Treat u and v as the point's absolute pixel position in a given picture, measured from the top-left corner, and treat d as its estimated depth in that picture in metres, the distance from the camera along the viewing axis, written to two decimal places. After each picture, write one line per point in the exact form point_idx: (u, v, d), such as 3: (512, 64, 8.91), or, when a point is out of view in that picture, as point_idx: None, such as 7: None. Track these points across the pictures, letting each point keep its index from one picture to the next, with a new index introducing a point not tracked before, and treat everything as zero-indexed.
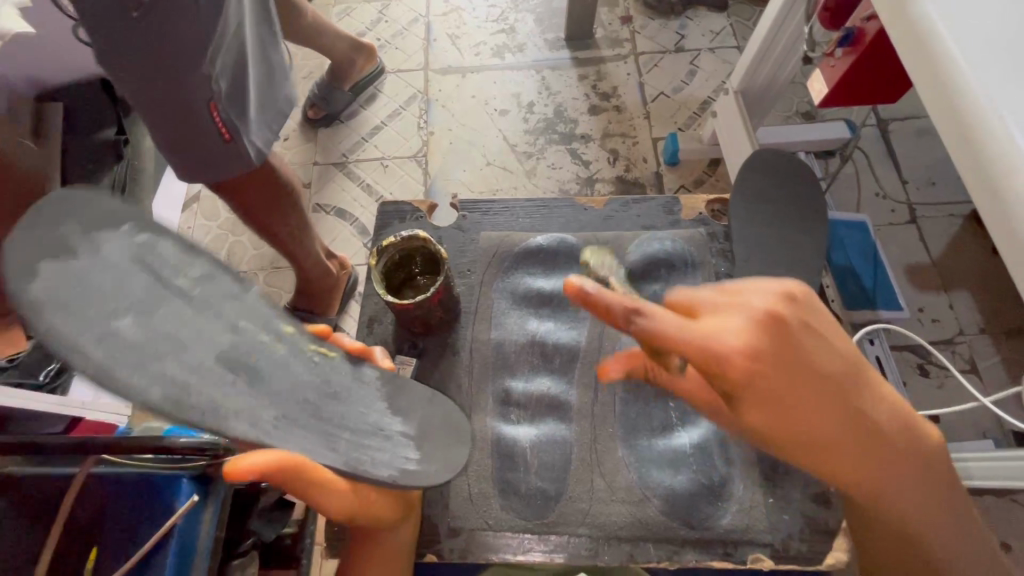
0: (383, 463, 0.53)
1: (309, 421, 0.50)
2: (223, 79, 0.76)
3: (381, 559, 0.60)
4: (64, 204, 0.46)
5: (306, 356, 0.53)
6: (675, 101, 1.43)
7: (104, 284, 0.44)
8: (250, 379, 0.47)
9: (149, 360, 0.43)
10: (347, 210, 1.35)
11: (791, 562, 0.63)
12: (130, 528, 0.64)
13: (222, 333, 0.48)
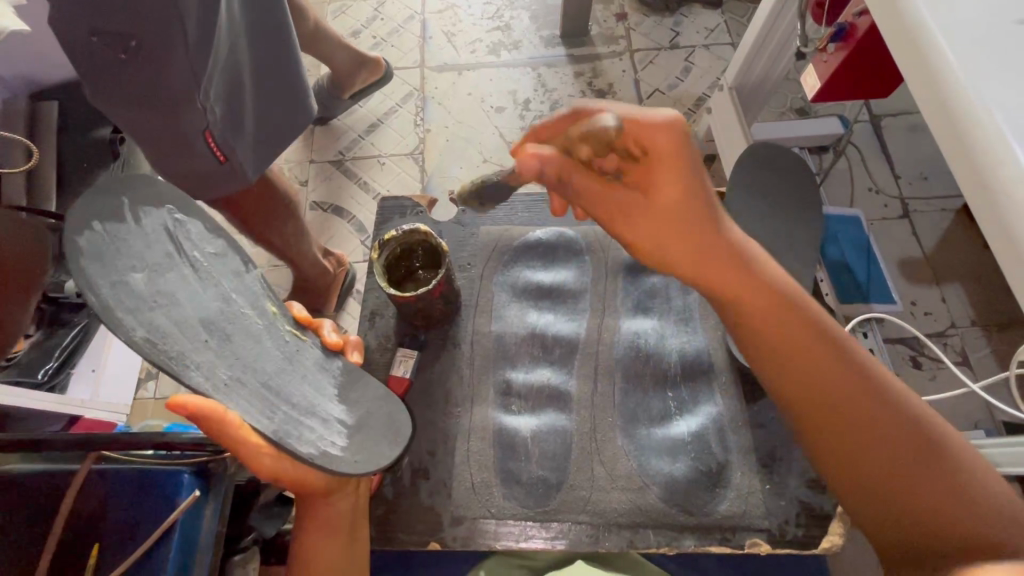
0: (306, 440, 0.54)
1: (256, 389, 0.54)
2: (218, 100, 0.73)
3: (324, 532, 0.58)
4: (124, 180, 0.53)
5: (280, 331, 0.61)
6: (670, 97, 1.44)
7: (135, 246, 0.51)
8: (220, 340, 0.53)
9: (148, 306, 0.49)
10: (345, 208, 1.35)
11: (788, 546, 0.64)
12: (134, 522, 0.65)
13: (213, 307, 0.55)
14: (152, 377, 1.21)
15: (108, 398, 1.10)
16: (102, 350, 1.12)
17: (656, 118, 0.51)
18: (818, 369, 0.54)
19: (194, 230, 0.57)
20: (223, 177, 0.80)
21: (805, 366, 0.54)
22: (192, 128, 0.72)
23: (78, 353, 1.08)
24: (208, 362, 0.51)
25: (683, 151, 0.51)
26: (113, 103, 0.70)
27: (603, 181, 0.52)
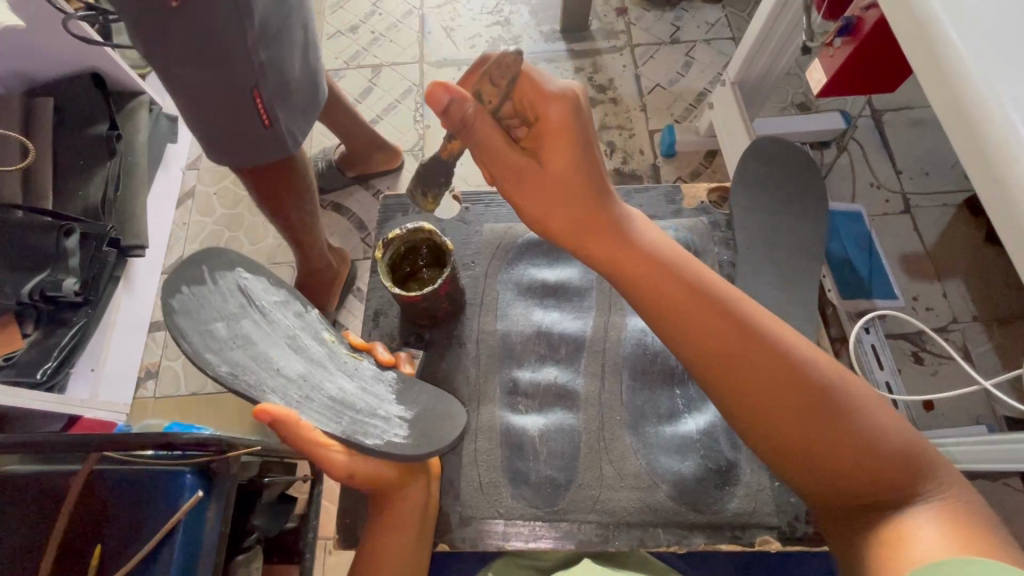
0: (372, 434, 0.58)
1: (324, 403, 0.60)
2: (270, 63, 0.76)
3: (396, 524, 0.59)
4: (206, 255, 0.61)
5: (338, 356, 0.66)
6: (671, 93, 1.43)
7: (214, 303, 0.59)
8: (291, 371, 0.60)
9: (228, 348, 0.57)
10: (345, 205, 1.34)
11: (797, 543, 0.64)
12: (135, 522, 0.64)
13: (283, 345, 0.62)
14: (151, 377, 1.20)
15: (108, 397, 1.11)
16: (102, 349, 1.11)
17: (551, 88, 0.54)
18: (714, 334, 0.54)
19: (264, 280, 0.64)
20: (268, 139, 0.82)
21: (702, 332, 0.55)
22: (243, 85, 0.74)
23: (77, 352, 1.05)
24: (280, 388, 0.57)
25: (570, 125, 0.55)
26: (164, 60, 0.71)
27: (497, 135, 0.54)
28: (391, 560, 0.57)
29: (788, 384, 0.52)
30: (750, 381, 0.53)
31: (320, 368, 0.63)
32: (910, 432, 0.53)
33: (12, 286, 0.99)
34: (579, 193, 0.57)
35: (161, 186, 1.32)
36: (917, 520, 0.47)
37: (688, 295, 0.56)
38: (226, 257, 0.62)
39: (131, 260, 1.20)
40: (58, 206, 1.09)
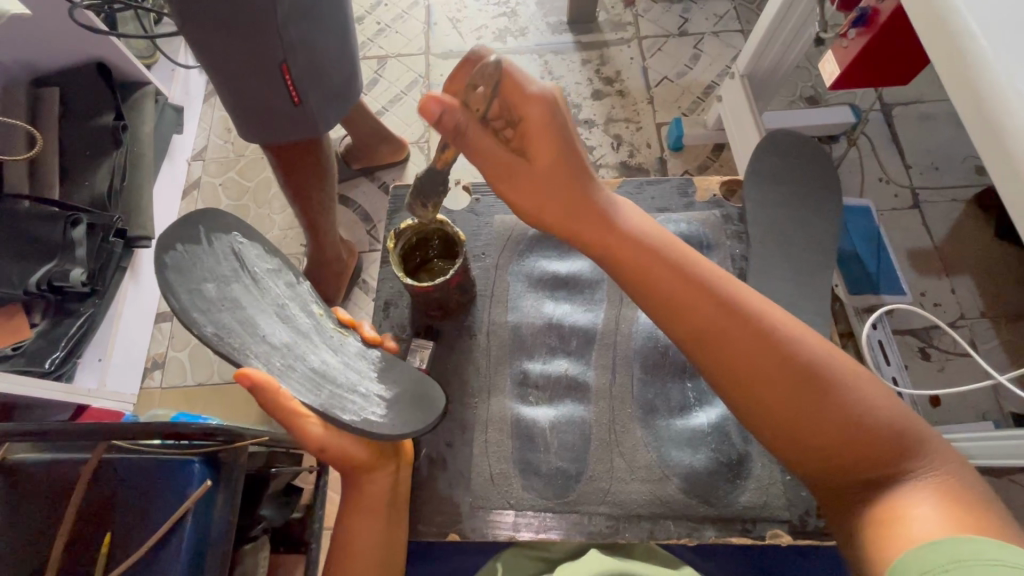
0: (349, 410, 0.56)
1: (306, 373, 0.58)
2: (303, 40, 0.76)
3: (367, 510, 0.58)
4: (201, 215, 0.60)
5: (325, 330, 0.65)
6: (678, 85, 1.42)
7: (207, 263, 0.58)
8: (277, 339, 0.59)
9: (219, 310, 0.56)
10: (350, 197, 1.33)
11: (809, 537, 0.64)
12: (144, 511, 0.65)
13: (273, 315, 0.61)
14: (157, 367, 1.21)
15: (115, 387, 1.11)
16: (108, 339, 1.11)
17: (530, 88, 0.52)
18: (702, 318, 0.54)
19: (258, 249, 0.64)
20: (295, 120, 0.83)
21: (690, 315, 0.55)
22: (273, 62, 0.75)
23: (85, 342, 1.05)
24: (262, 352, 0.56)
25: (553, 121, 0.54)
26: (198, 35, 0.72)
27: (483, 141, 0.53)
28: (363, 549, 0.57)
29: (777, 365, 0.52)
30: (738, 363, 0.53)
31: (313, 338, 0.63)
32: (903, 409, 0.52)
33: (19, 276, 0.98)
34: (563, 187, 0.56)
35: (167, 177, 1.32)
36: (912, 499, 0.47)
37: (676, 279, 0.56)
38: (216, 215, 0.61)
39: (138, 252, 1.21)
40: (64, 195, 1.09)
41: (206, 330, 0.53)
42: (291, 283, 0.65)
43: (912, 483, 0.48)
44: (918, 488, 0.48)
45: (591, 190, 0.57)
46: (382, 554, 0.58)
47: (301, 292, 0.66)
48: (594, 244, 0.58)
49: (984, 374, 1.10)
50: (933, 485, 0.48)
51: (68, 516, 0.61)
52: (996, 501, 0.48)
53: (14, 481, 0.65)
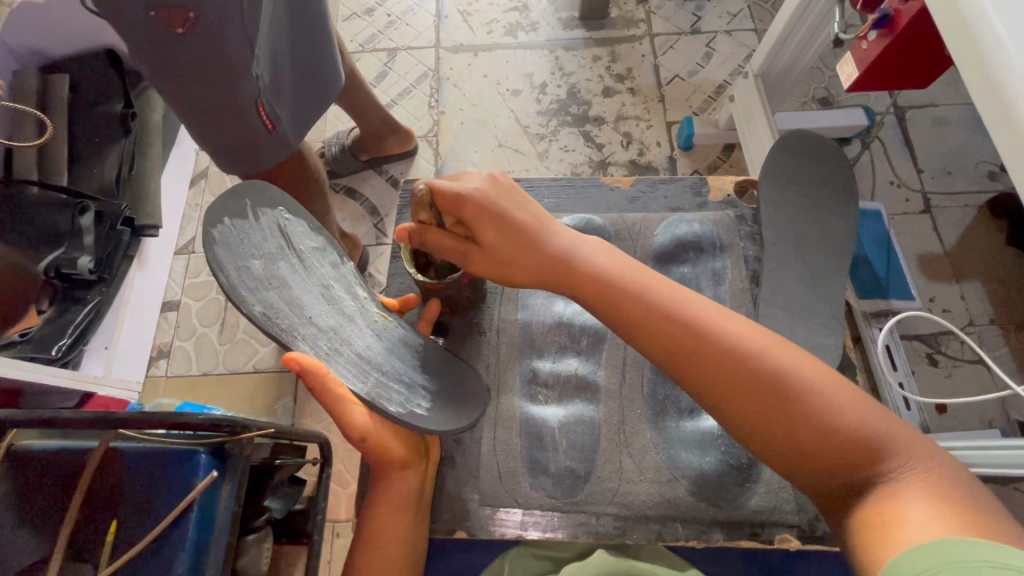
0: (394, 401, 0.58)
1: (351, 358, 0.60)
2: (268, 70, 0.76)
3: (392, 505, 0.59)
4: (245, 188, 0.60)
5: (369, 313, 0.65)
6: (689, 84, 1.41)
7: (254, 238, 0.58)
8: (320, 318, 0.60)
9: (270, 292, 0.57)
10: (357, 190, 1.33)
11: (817, 542, 0.64)
12: (149, 500, 0.65)
13: (317, 295, 0.61)
14: (163, 356, 1.22)
15: (121, 373, 1.12)
16: (114, 328, 1.11)
17: (456, 189, 0.58)
18: (669, 339, 0.55)
19: (303, 225, 0.64)
20: (274, 145, 0.82)
21: (656, 335, 0.55)
22: (246, 97, 0.74)
23: (91, 332, 1.04)
24: (310, 333, 0.58)
25: (492, 209, 0.59)
26: (165, 77, 0.70)
27: (448, 243, 0.61)
28: (386, 541, 0.58)
29: (746, 380, 0.52)
30: (712, 380, 0.53)
31: (356, 318, 0.64)
32: (878, 410, 0.51)
33: (28, 262, 0.98)
34: (519, 252, 0.60)
35: (176, 166, 1.33)
36: (901, 500, 0.45)
37: (638, 302, 0.57)
38: (257, 186, 0.61)
39: (145, 240, 1.21)
40: (74, 182, 1.09)
41: (254, 308, 0.54)
42: (335, 262, 0.66)
43: (895, 484, 0.47)
44: (907, 489, 0.46)
45: (540, 244, 0.60)
46: (403, 549, 0.59)
47: (343, 273, 0.66)
48: (559, 289, 0.61)
49: (991, 381, 1.10)
50: (918, 485, 0.46)
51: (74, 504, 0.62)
52: (993, 503, 0.45)
53: (20, 469, 0.66)
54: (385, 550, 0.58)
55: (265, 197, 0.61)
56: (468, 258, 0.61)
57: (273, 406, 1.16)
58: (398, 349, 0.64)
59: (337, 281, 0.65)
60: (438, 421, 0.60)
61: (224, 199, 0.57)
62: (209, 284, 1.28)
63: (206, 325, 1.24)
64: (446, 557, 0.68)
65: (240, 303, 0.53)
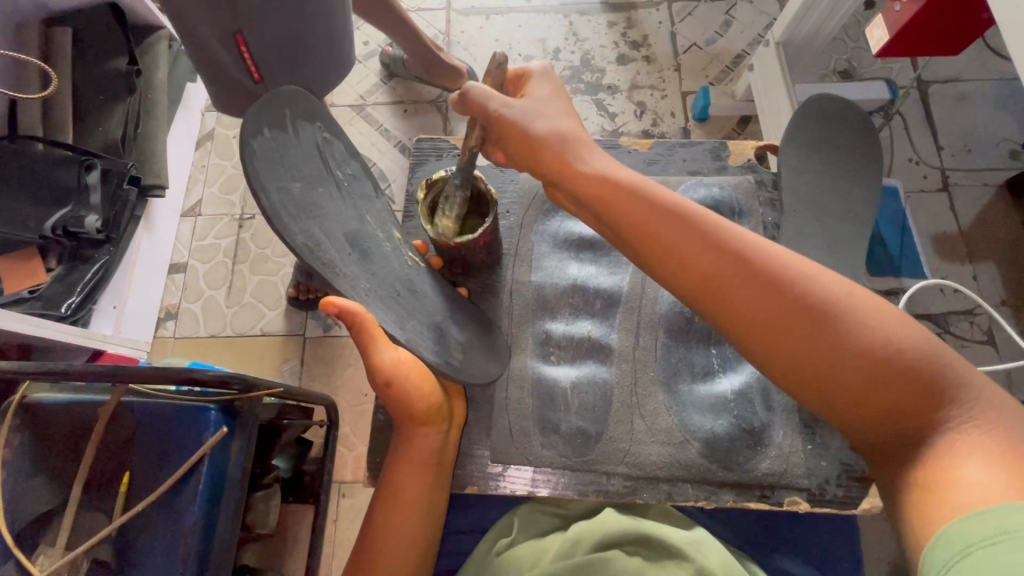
0: (431, 349, 0.61)
1: (389, 299, 0.63)
2: (267, 20, 0.83)
3: (412, 466, 0.60)
4: (278, 96, 0.62)
5: (403, 254, 0.68)
6: (707, 53, 1.37)
7: (295, 156, 0.62)
8: (358, 253, 0.63)
9: (312, 217, 0.61)
10: (365, 154, 1.32)
11: (826, 505, 0.64)
12: (161, 455, 0.67)
13: (353, 224, 0.65)
14: (171, 317, 1.22)
15: (129, 333, 1.13)
16: (123, 287, 1.11)
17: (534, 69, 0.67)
18: (706, 275, 0.53)
19: (336, 149, 0.67)
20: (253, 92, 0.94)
21: (695, 263, 0.53)
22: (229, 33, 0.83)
23: (100, 290, 1.04)
24: (352, 271, 0.62)
25: (531, 83, 0.66)
26: None
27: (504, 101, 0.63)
28: (400, 498, 0.60)
29: (793, 313, 0.50)
30: (749, 320, 0.51)
31: (390, 257, 0.66)
32: (931, 340, 0.49)
33: (35, 220, 0.97)
34: (554, 124, 0.62)
35: (182, 127, 1.31)
36: (953, 459, 0.44)
37: (677, 228, 0.54)
38: (293, 93, 0.63)
39: (152, 201, 1.20)
40: (78, 142, 1.08)
41: (295, 237, 0.58)
42: (372, 194, 0.70)
43: (946, 434, 0.46)
44: (964, 441, 0.45)
45: (561, 129, 0.61)
46: (422, 510, 0.60)
47: (376, 206, 0.69)
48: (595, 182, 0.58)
49: (997, 362, 1.10)
50: (971, 435, 0.45)
51: (86, 460, 0.65)
52: None
53: (35, 421, 0.69)
54: (401, 508, 0.59)
55: (309, 107, 0.65)
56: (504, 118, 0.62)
57: (281, 368, 1.17)
58: (432, 297, 0.66)
59: (370, 211, 0.68)
60: (477, 372, 0.63)
61: (257, 110, 0.60)
62: (215, 247, 1.27)
63: (213, 287, 1.24)
64: (458, 512, 0.69)
65: (281, 231, 0.57)
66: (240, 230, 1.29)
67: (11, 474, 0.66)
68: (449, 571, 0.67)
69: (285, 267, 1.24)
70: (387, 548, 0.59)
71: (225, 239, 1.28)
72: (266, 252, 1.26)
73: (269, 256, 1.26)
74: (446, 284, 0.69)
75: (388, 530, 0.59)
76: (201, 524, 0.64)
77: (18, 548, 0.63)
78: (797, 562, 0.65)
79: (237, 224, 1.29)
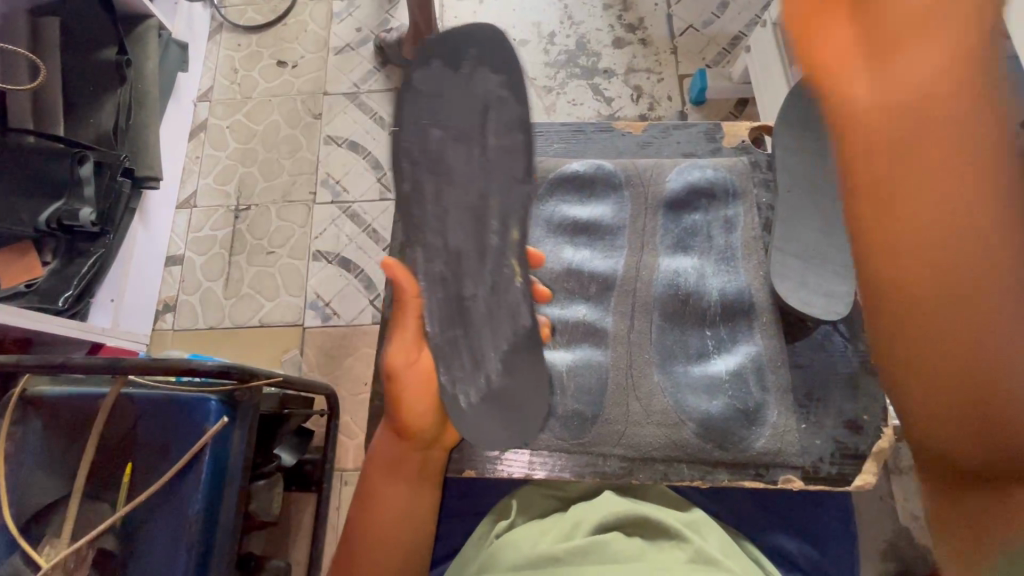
0: (454, 375, 0.60)
1: (452, 301, 0.60)
2: None
3: (393, 473, 0.62)
4: (470, 33, 0.58)
5: (502, 260, 0.59)
6: (704, 35, 1.35)
7: (451, 102, 0.59)
8: (459, 227, 0.59)
9: (433, 169, 0.59)
10: (360, 143, 1.32)
11: (821, 482, 0.65)
12: (163, 445, 0.68)
13: (472, 198, 0.58)
14: (169, 310, 1.22)
15: (128, 325, 1.13)
16: (119, 280, 1.11)
17: None
18: (911, 244, 0.45)
19: (513, 121, 0.58)
20: None
21: (898, 239, 0.46)
22: None
23: (97, 282, 1.04)
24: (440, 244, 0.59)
25: None
26: None
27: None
28: (384, 504, 0.61)
29: (946, 317, 0.45)
30: (917, 314, 0.45)
31: (485, 253, 0.59)
32: None
33: (29, 214, 0.97)
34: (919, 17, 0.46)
35: (174, 118, 1.30)
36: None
37: (911, 196, 0.45)
38: (492, 35, 0.59)
39: (146, 194, 1.20)
40: (69, 133, 1.05)
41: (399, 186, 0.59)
42: (521, 177, 0.58)
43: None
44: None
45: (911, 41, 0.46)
46: (406, 514, 0.62)
47: (514, 192, 0.58)
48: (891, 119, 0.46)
49: None
50: None
51: (88, 452, 0.66)
52: None
53: (37, 413, 0.69)
54: (386, 513, 0.61)
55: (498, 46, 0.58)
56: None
57: (280, 358, 1.17)
58: (500, 324, 0.59)
59: (502, 191, 0.58)
60: (487, 437, 0.61)
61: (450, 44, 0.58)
62: (211, 239, 1.27)
63: (210, 279, 1.24)
64: (456, 496, 0.70)
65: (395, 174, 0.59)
66: (236, 220, 1.28)
67: (16, 465, 0.67)
68: (449, 555, 0.68)
69: (282, 258, 1.24)
70: (372, 550, 0.60)
71: (221, 230, 1.28)
72: (263, 243, 1.26)
73: (266, 246, 1.26)
74: (531, 317, 0.59)
75: (374, 530, 0.61)
76: (204, 511, 0.65)
77: (24, 539, 0.64)
78: (794, 542, 0.66)
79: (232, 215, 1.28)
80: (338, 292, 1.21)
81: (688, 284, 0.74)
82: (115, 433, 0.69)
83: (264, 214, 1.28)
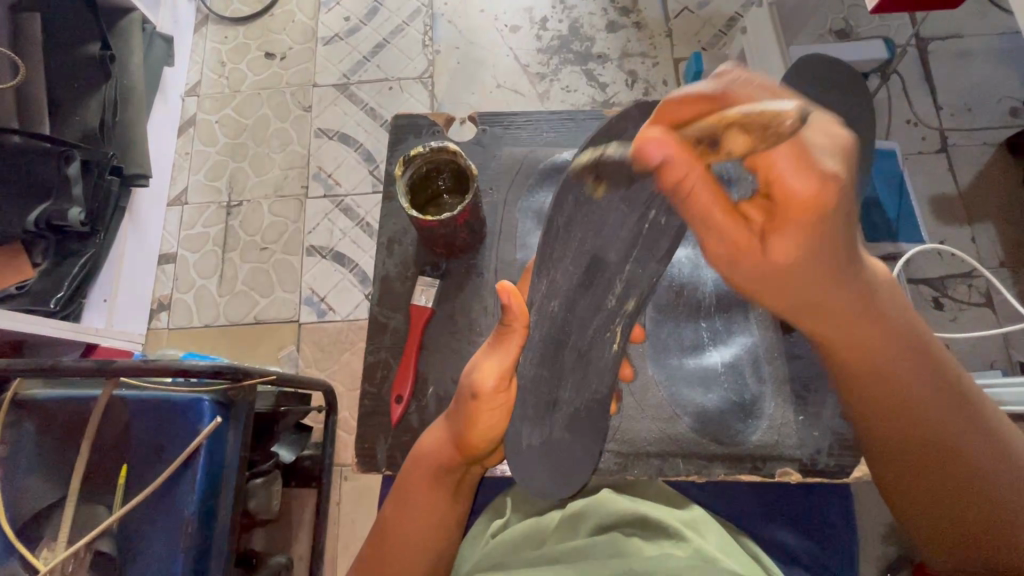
0: (532, 423, 0.58)
1: (554, 349, 0.58)
2: None
3: (431, 480, 0.59)
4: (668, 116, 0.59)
5: (609, 324, 0.58)
6: (699, 17, 1.32)
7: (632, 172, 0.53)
8: (579, 281, 0.57)
9: (591, 212, 0.54)
10: (351, 135, 1.30)
11: (818, 475, 0.64)
12: (157, 448, 0.67)
13: (608, 255, 0.56)
14: (163, 309, 1.22)
15: (122, 326, 1.13)
16: (110, 280, 1.10)
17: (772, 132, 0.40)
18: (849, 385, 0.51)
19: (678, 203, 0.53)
20: None
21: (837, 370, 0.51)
22: None
23: (88, 283, 1.03)
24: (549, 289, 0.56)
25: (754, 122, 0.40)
26: None
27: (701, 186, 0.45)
28: (411, 507, 0.59)
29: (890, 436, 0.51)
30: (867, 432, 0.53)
31: (597, 304, 0.58)
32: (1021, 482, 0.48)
33: (16, 216, 0.94)
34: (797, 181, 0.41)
35: (161, 114, 1.28)
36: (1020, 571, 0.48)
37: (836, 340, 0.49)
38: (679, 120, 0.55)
39: (135, 192, 1.19)
40: (54, 130, 1.02)
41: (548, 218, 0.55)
42: (659, 259, 0.56)
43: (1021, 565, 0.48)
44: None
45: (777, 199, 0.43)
46: (437, 521, 0.59)
47: (646, 271, 0.56)
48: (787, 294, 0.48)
49: (995, 323, 1.09)
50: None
51: (82, 456, 0.65)
52: None
53: (26, 418, 0.69)
54: (410, 515, 0.59)
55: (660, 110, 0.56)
56: (681, 92, 0.43)
57: (276, 355, 1.16)
58: (589, 380, 0.58)
59: (637, 264, 0.56)
60: (531, 480, 0.57)
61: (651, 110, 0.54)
62: (204, 237, 1.26)
63: (204, 278, 1.23)
64: None
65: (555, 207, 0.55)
66: (228, 217, 1.27)
67: (7, 471, 0.66)
68: None
69: (275, 255, 1.23)
70: (404, 556, 0.57)
71: (213, 228, 1.26)
72: (255, 239, 1.24)
73: (258, 243, 1.24)
74: (612, 387, 0.58)
75: (400, 530, 0.59)
76: (199, 514, 0.65)
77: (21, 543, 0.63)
78: (792, 534, 0.66)
79: (224, 212, 1.27)
80: (333, 288, 1.20)
81: (682, 275, 0.72)
82: (108, 436, 0.68)
83: (257, 210, 1.26)
